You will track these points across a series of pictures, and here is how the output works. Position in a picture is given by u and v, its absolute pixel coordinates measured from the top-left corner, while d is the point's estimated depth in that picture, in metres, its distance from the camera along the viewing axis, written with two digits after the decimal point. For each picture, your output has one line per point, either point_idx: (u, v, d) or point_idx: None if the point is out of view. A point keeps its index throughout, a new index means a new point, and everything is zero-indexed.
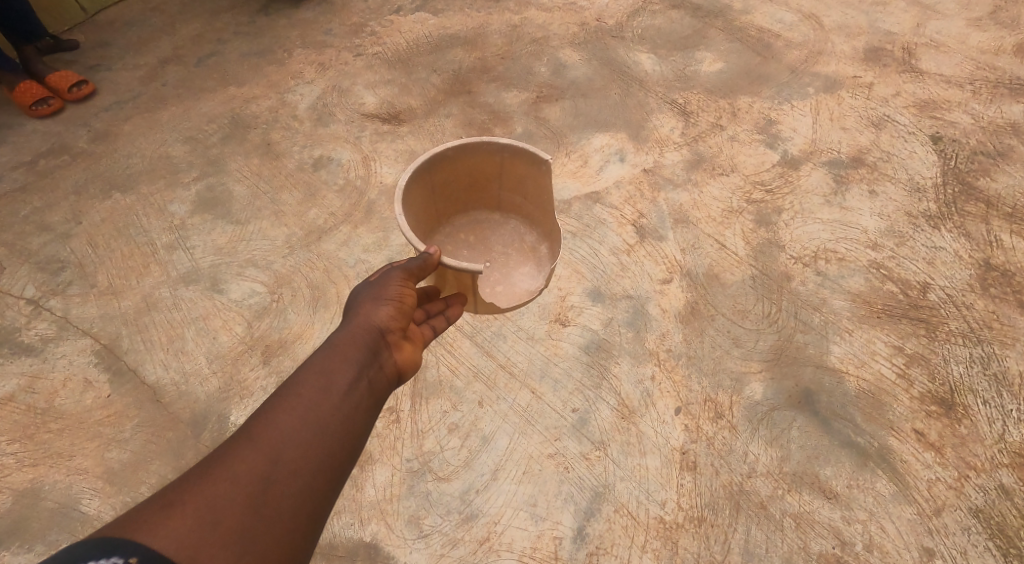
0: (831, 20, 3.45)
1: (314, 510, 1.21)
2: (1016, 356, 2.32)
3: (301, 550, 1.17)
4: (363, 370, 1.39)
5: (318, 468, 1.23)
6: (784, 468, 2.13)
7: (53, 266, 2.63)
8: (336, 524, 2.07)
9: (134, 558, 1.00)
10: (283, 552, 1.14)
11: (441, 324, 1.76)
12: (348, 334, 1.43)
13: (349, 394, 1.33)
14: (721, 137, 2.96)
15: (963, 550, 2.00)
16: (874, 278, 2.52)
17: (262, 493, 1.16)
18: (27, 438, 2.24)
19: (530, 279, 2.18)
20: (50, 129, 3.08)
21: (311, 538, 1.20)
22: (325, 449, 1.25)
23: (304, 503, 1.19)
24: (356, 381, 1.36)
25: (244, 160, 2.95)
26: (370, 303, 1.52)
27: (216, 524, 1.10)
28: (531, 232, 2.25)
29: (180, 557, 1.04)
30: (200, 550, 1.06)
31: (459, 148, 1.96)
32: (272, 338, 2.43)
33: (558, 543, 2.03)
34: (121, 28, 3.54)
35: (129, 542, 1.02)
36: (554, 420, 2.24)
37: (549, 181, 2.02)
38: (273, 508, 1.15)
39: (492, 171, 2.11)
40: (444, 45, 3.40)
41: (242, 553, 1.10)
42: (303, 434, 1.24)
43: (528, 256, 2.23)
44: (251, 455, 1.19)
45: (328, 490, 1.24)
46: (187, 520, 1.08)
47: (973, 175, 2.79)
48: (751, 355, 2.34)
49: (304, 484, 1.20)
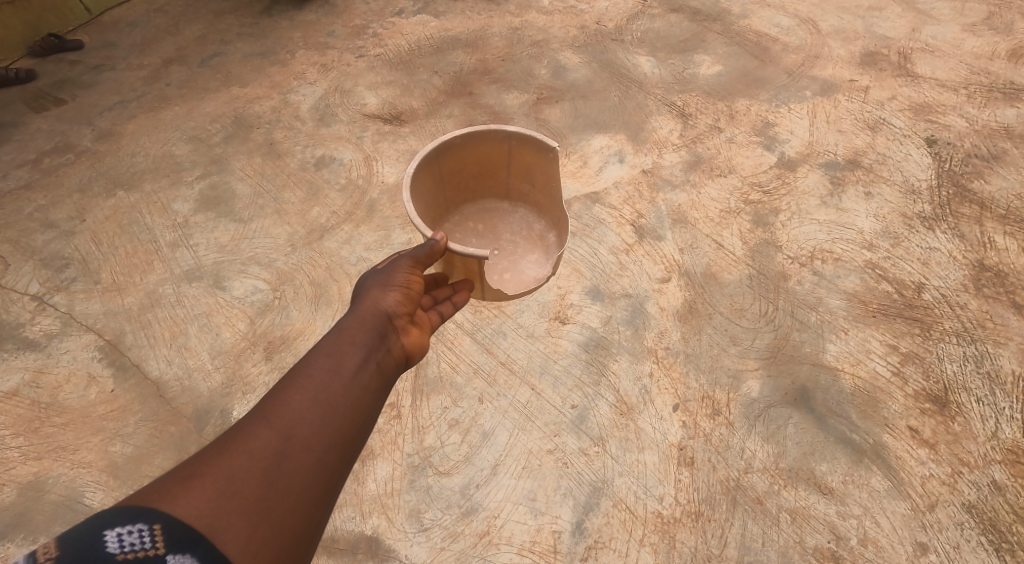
0: (828, 25, 3.49)
1: (327, 484, 1.24)
2: (1009, 355, 2.35)
3: (313, 522, 1.20)
4: (371, 352, 1.42)
5: (330, 444, 1.26)
6: (780, 464, 2.16)
7: (58, 263, 2.66)
8: (337, 518, 2.10)
9: (158, 525, 1.05)
10: (297, 524, 1.18)
11: (448, 309, 1.79)
12: (357, 319, 1.46)
13: (359, 375, 1.37)
14: (719, 139, 2.99)
15: (956, 544, 2.03)
16: (870, 278, 2.55)
17: (276, 467, 1.19)
18: (32, 431, 2.26)
19: (538, 266, 2.21)
20: (55, 128, 3.10)
21: (324, 510, 1.24)
22: (337, 426, 1.28)
23: (316, 478, 1.22)
24: (365, 363, 1.39)
25: (247, 159, 2.98)
26: (378, 289, 1.55)
27: (232, 495, 1.13)
28: (539, 220, 2.28)
29: (200, 525, 1.08)
30: (218, 519, 1.10)
31: (468, 137, 1.99)
32: (275, 335, 2.46)
33: (557, 536, 2.06)
34: (125, 28, 3.57)
35: (152, 510, 1.07)
36: (553, 416, 2.26)
37: (556, 168, 2.06)
38: (287, 481, 1.19)
39: (500, 159, 2.15)
40: (445, 47, 3.43)
41: (258, 523, 1.13)
42: (315, 412, 1.27)
43: (536, 244, 2.26)
44: (265, 431, 1.22)
45: (340, 465, 1.27)
46: (207, 490, 1.12)
47: (967, 178, 2.83)
48: (748, 353, 2.37)
49: (316, 459, 1.23)
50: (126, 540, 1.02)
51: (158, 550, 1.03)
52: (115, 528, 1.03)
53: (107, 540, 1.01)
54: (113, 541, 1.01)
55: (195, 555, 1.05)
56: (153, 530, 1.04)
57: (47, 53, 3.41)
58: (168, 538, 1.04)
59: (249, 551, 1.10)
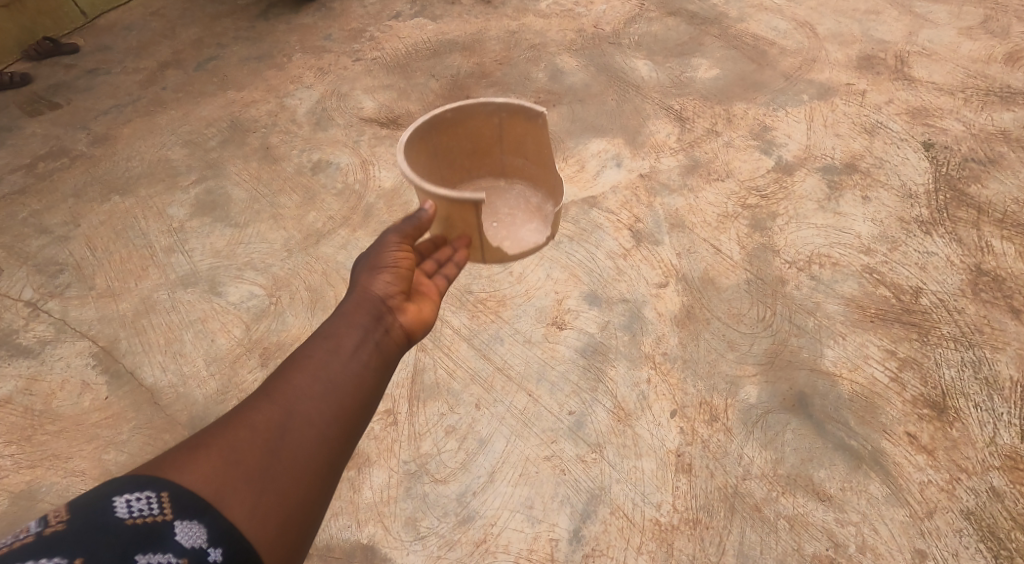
0: (825, 28, 3.49)
1: (330, 457, 1.23)
2: (1007, 360, 2.35)
3: (317, 495, 1.20)
4: (370, 331, 1.42)
5: (333, 414, 1.26)
6: (778, 471, 2.15)
7: (52, 269, 2.64)
8: (333, 526, 2.08)
9: (165, 492, 1.03)
10: (301, 493, 1.17)
11: (452, 272, 1.77)
12: (355, 301, 1.47)
13: (359, 353, 1.37)
14: (717, 143, 2.99)
15: (955, 551, 2.02)
16: (867, 282, 2.54)
17: (280, 439, 1.19)
18: (25, 440, 2.24)
19: (538, 233, 2.17)
20: (49, 132, 3.09)
21: (329, 484, 1.23)
22: (339, 401, 1.29)
23: (320, 450, 1.22)
24: (364, 341, 1.40)
25: (243, 164, 2.97)
26: (373, 269, 1.55)
27: (237, 464, 1.12)
28: (536, 194, 2.26)
29: (207, 492, 1.06)
30: (225, 487, 1.09)
31: (458, 110, 2.00)
32: (270, 341, 2.44)
33: (555, 544, 2.05)
34: (121, 32, 3.56)
35: (158, 478, 1.05)
36: (550, 422, 2.25)
37: (549, 136, 2.05)
38: (291, 451, 1.18)
39: (492, 135, 2.15)
40: (443, 51, 3.43)
41: (264, 491, 1.12)
42: (317, 386, 1.28)
43: (535, 215, 2.22)
44: (268, 406, 1.22)
45: (344, 439, 1.27)
46: (213, 459, 1.11)
47: (964, 182, 2.83)
48: (746, 359, 2.37)
49: (320, 432, 1.23)
50: (135, 505, 1.00)
51: (165, 515, 1.01)
52: (124, 494, 1.00)
53: (116, 505, 0.99)
54: (121, 506, 0.99)
55: (204, 522, 1.03)
56: (161, 497, 1.02)
57: (43, 57, 3.39)
58: (176, 505, 1.02)
59: (255, 518, 1.09)
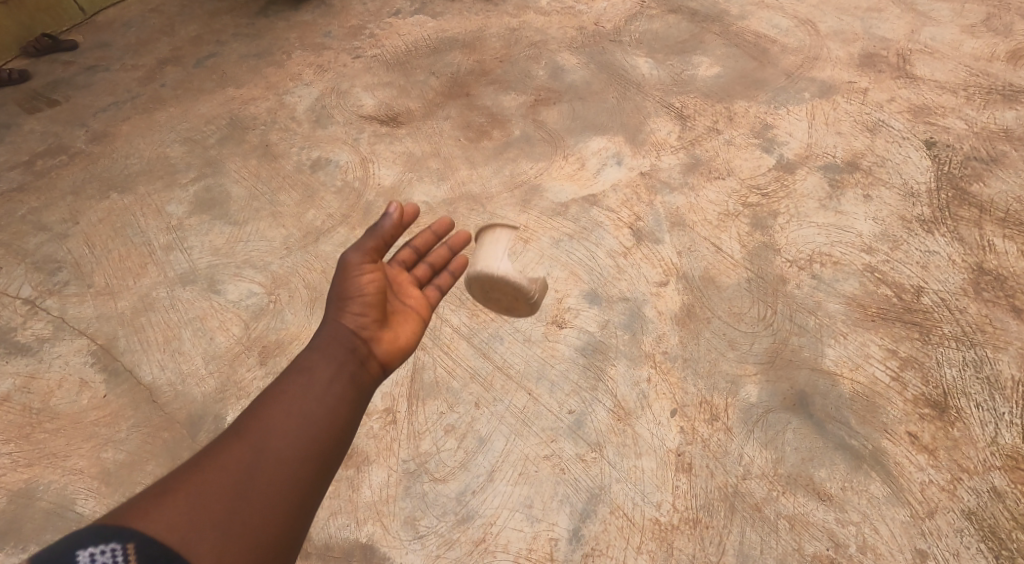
0: (827, 26, 3.47)
1: (302, 494, 1.29)
2: (1009, 360, 2.34)
3: (290, 530, 1.26)
4: (343, 366, 1.47)
5: (303, 450, 1.33)
6: (779, 470, 2.14)
7: (50, 266, 2.63)
8: (332, 525, 2.08)
9: (130, 543, 1.10)
10: (272, 533, 1.23)
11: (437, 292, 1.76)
12: (331, 333, 1.51)
13: (331, 389, 1.42)
14: (718, 141, 2.98)
15: (956, 551, 2.01)
16: (868, 281, 2.53)
17: (248, 481, 1.25)
18: (23, 438, 2.24)
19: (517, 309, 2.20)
20: (48, 129, 3.07)
21: (303, 519, 1.30)
22: (310, 439, 1.34)
23: (290, 489, 1.28)
24: (336, 377, 1.44)
25: (242, 161, 2.96)
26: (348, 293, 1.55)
27: (205, 509, 1.19)
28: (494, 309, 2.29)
29: (173, 538, 1.14)
30: (192, 533, 1.16)
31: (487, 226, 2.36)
32: (269, 339, 2.44)
33: (554, 544, 2.04)
34: (119, 29, 3.55)
35: (126, 528, 1.12)
36: (550, 422, 2.25)
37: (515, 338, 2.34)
38: (258, 496, 1.25)
39: None
40: (443, 48, 3.41)
41: (230, 534, 1.19)
42: (288, 428, 1.34)
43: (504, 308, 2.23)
44: (238, 448, 1.29)
45: (316, 475, 1.33)
46: (181, 505, 1.19)
47: (966, 180, 2.81)
48: (746, 358, 2.36)
49: (289, 472, 1.29)
50: (100, 558, 1.06)
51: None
52: (90, 547, 1.07)
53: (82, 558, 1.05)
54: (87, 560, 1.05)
55: None
56: (126, 548, 1.09)
57: (41, 53, 3.38)
58: (140, 556, 1.09)
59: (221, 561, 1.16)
